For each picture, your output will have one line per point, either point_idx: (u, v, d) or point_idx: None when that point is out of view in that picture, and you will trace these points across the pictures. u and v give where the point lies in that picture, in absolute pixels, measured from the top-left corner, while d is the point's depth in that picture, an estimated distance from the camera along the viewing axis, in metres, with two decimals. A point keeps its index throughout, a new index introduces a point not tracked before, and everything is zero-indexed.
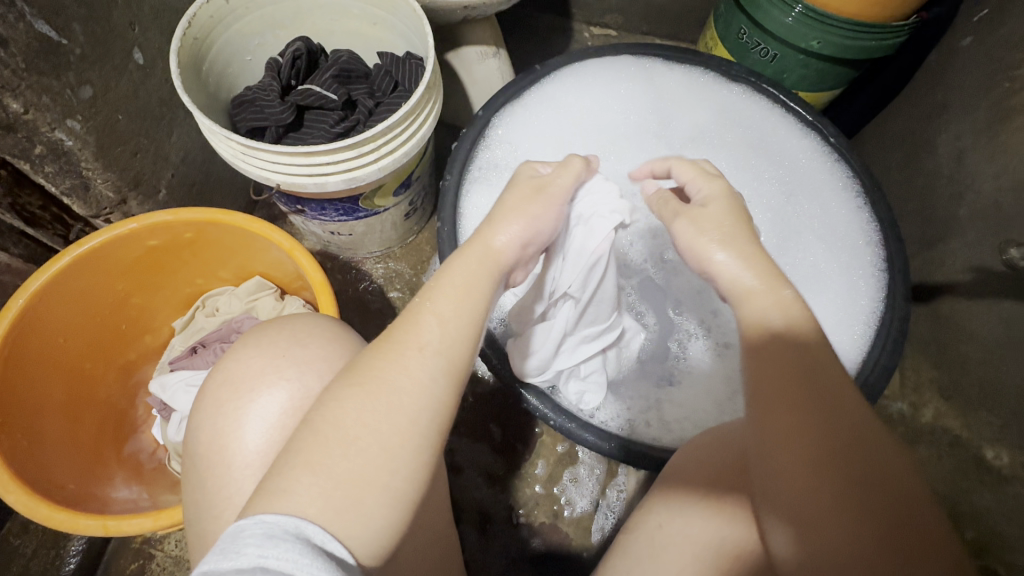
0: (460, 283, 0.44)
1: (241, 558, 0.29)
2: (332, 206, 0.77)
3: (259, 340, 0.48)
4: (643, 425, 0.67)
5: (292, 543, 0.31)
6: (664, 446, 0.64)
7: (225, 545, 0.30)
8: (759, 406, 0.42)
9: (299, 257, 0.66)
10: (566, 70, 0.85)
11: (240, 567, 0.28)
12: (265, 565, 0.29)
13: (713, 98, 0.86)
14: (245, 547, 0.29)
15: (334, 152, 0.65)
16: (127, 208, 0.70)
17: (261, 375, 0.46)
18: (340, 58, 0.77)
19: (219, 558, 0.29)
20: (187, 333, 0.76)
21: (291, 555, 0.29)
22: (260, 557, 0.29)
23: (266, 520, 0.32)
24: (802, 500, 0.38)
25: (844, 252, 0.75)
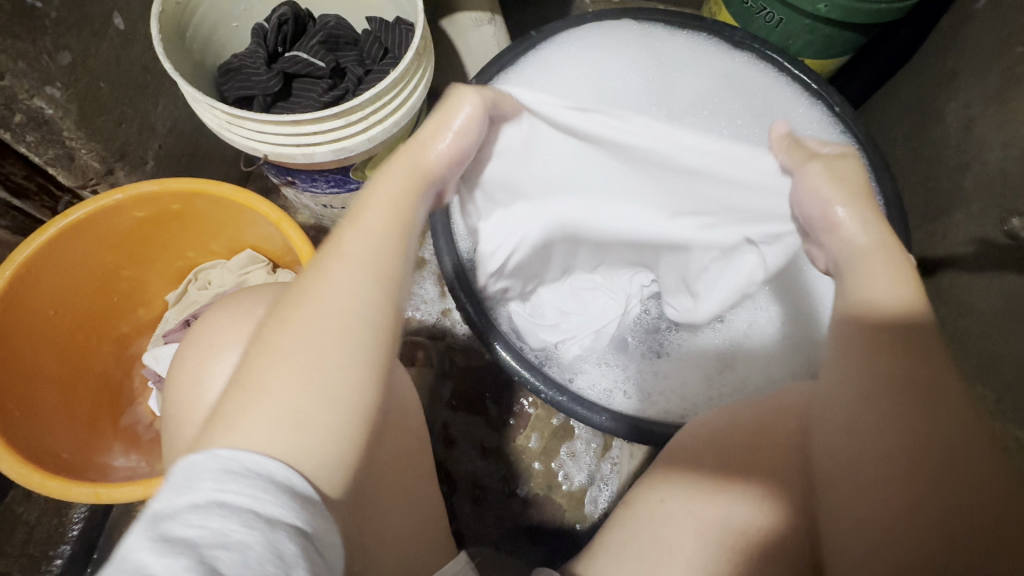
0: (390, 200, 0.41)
1: (195, 493, 0.30)
2: (323, 178, 0.76)
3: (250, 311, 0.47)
4: (628, 396, 0.68)
5: (250, 478, 0.31)
6: (651, 418, 0.64)
7: (177, 480, 0.30)
8: (844, 360, 0.42)
9: (287, 228, 0.64)
10: (563, 36, 0.84)
11: (194, 502, 0.29)
12: (222, 497, 0.30)
13: (714, 66, 0.84)
14: (200, 482, 0.30)
15: (321, 121, 0.64)
16: (115, 179, 0.69)
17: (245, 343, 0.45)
18: (328, 23, 0.74)
19: (171, 494, 0.30)
20: (180, 307, 0.76)
21: (246, 490, 0.31)
22: (217, 491, 0.30)
23: (223, 456, 0.32)
24: (851, 459, 0.40)
25: None
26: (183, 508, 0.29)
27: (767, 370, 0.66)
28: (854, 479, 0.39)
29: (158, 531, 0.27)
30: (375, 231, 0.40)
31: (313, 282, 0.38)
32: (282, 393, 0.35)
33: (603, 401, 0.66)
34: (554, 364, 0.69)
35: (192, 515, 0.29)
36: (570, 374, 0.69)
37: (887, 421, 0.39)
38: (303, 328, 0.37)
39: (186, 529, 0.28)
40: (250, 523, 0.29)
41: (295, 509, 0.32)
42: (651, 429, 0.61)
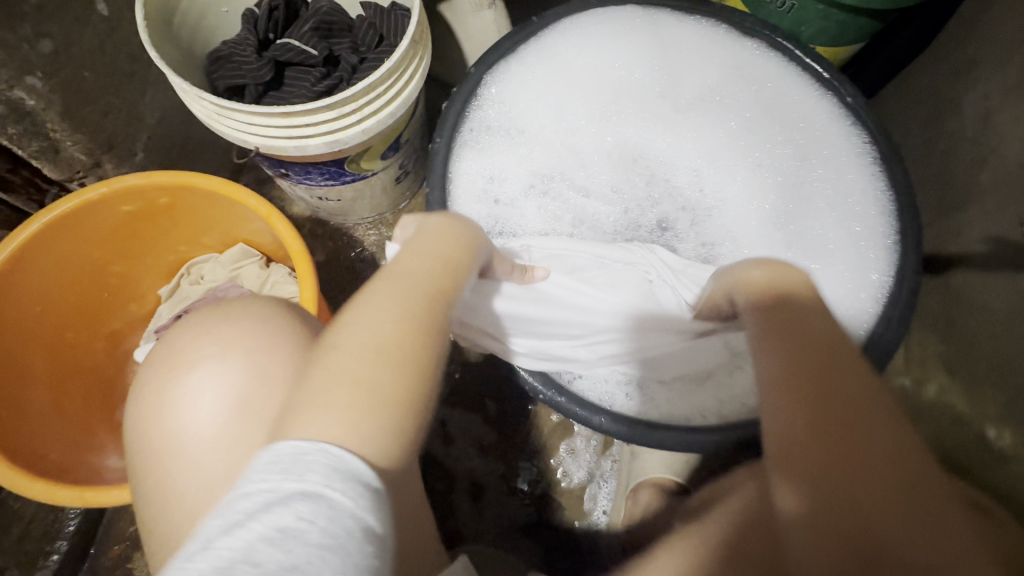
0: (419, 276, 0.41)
1: (304, 482, 0.31)
2: (317, 170, 0.74)
3: (225, 321, 0.47)
4: (629, 398, 0.66)
5: (355, 480, 0.32)
6: (650, 420, 0.64)
7: (287, 464, 0.32)
8: (771, 351, 0.41)
9: (277, 224, 0.62)
10: (564, 22, 0.80)
11: (305, 491, 0.31)
12: (327, 496, 0.31)
13: (723, 54, 0.80)
14: (310, 473, 0.31)
15: (312, 113, 0.61)
16: (103, 171, 0.68)
17: (224, 354, 0.45)
18: (320, 9, 0.72)
19: (280, 478, 0.31)
20: (171, 302, 0.75)
21: (351, 494, 0.32)
22: (326, 486, 0.31)
23: (331, 450, 0.33)
24: (799, 454, 0.37)
25: (855, 192, 0.73)
26: (294, 496, 0.30)
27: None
28: (796, 473, 0.37)
29: (265, 521, 0.29)
30: (420, 278, 0.41)
31: (343, 344, 0.36)
32: (345, 418, 0.34)
33: (603, 403, 0.66)
34: None
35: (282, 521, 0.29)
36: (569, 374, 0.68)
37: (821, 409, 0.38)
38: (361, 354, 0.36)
39: (275, 531, 0.29)
40: (350, 530, 0.30)
41: (385, 518, 0.33)
42: (656, 431, 0.61)
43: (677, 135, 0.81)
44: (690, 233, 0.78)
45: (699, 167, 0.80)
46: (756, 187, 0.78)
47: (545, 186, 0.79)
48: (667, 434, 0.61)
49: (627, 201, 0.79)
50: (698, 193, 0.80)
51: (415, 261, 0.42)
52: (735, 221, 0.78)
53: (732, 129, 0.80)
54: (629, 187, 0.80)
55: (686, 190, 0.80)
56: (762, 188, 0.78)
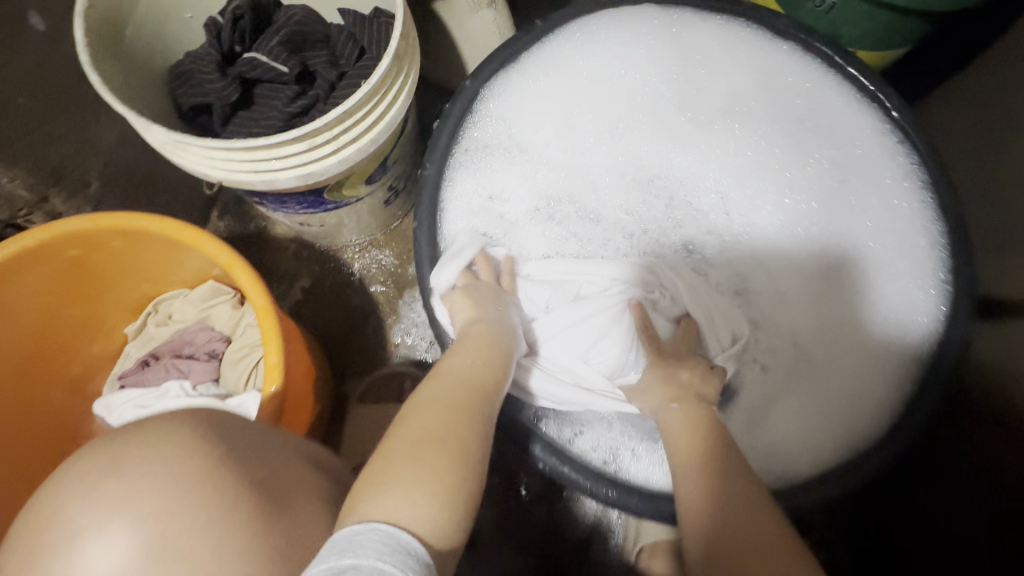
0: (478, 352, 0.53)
1: (359, 555, 0.34)
2: (293, 199, 0.65)
3: (122, 469, 0.36)
4: (637, 458, 0.60)
5: (404, 554, 0.35)
6: (660, 490, 0.57)
7: (342, 544, 0.35)
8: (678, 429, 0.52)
9: (238, 272, 0.54)
10: (574, 25, 0.71)
11: (361, 564, 0.33)
12: (384, 566, 0.34)
13: (752, 58, 0.70)
14: (364, 547, 0.35)
15: (279, 145, 0.53)
16: (51, 207, 0.59)
17: (107, 522, 0.35)
18: (292, 16, 0.63)
19: (338, 554, 0.34)
20: (140, 342, 0.68)
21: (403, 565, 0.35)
22: (379, 559, 0.34)
23: (381, 528, 0.37)
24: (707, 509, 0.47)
25: (903, 220, 0.63)
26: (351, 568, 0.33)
27: (792, 437, 0.60)
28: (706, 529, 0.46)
29: None
30: (480, 369, 0.51)
31: (418, 422, 0.45)
32: (405, 498, 0.40)
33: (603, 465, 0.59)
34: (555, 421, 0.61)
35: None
36: (574, 431, 0.61)
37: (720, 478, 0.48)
38: (426, 436, 0.44)
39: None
40: None
41: None
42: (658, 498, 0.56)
43: (693, 153, 0.70)
44: (717, 266, 0.67)
45: (723, 191, 0.69)
46: (792, 215, 0.67)
47: (551, 210, 0.69)
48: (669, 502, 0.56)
49: (642, 225, 0.68)
50: (723, 219, 0.69)
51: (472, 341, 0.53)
52: (772, 254, 0.67)
53: (759, 149, 0.69)
54: (640, 212, 0.69)
55: (711, 218, 0.69)
56: (800, 214, 0.67)
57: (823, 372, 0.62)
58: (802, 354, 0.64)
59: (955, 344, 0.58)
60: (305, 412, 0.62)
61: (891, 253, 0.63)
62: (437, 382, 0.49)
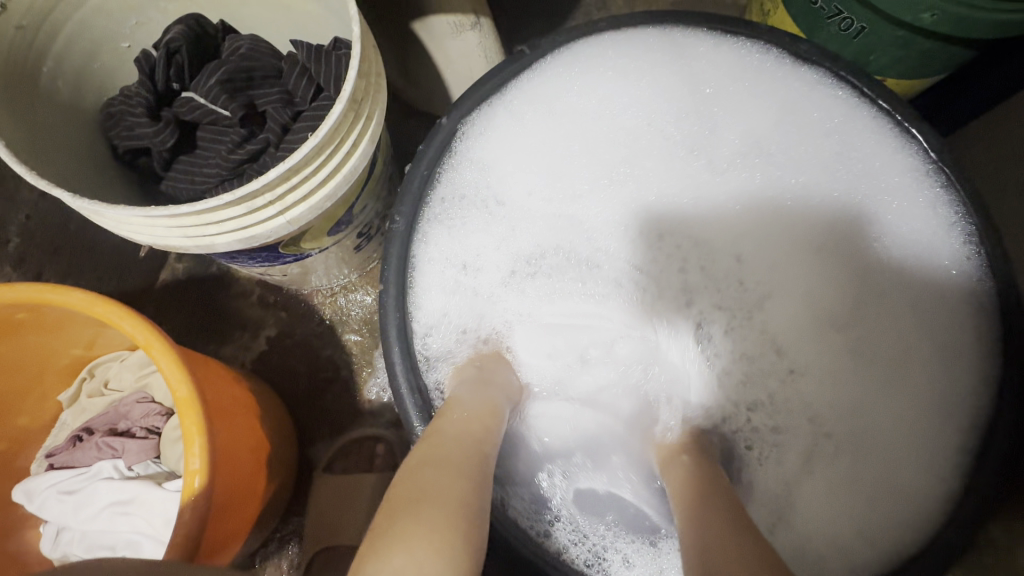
0: (469, 410, 0.47)
1: None
2: (245, 255, 0.57)
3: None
4: (628, 564, 0.50)
5: None
6: None
7: None
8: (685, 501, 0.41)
9: (160, 358, 0.46)
10: (566, 51, 0.60)
11: None
12: None
13: (775, 92, 0.58)
14: None
15: (209, 210, 0.45)
16: None
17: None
18: (239, 49, 0.55)
19: None
20: (75, 410, 0.61)
21: None
22: None
23: None
24: None
25: (941, 287, 0.51)
26: None
27: (831, 532, 0.49)
28: None
29: None
30: (472, 423, 0.45)
31: (423, 474, 0.38)
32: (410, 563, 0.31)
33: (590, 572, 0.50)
34: (534, 511, 0.52)
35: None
36: (550, 525, 0.51)
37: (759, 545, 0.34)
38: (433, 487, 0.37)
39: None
40: None
41: None
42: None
43: (698, 201, 0.57)
44: (727, 342, 0.54)
45: (743, 252, 0.56)
46: (825, 281, 0.54)
47: (535, 267, 0.57)
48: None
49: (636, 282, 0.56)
50: (738, 283, 0.55)
51: (464, 405, 0.47)
52: (789, 326, 0.54)
53: (782, 202, 0.56)
54: (636, 280, 0.56)
55: (715, 285, 0.55)
56: (834, 283, 0.54)
57: (864, 464, 0.50)
58: (833, 445, 0.51)
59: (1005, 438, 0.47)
60: (231, 535, 0.52)
61: (939, 322, 0.51)
62: (434, 439, 0.43)
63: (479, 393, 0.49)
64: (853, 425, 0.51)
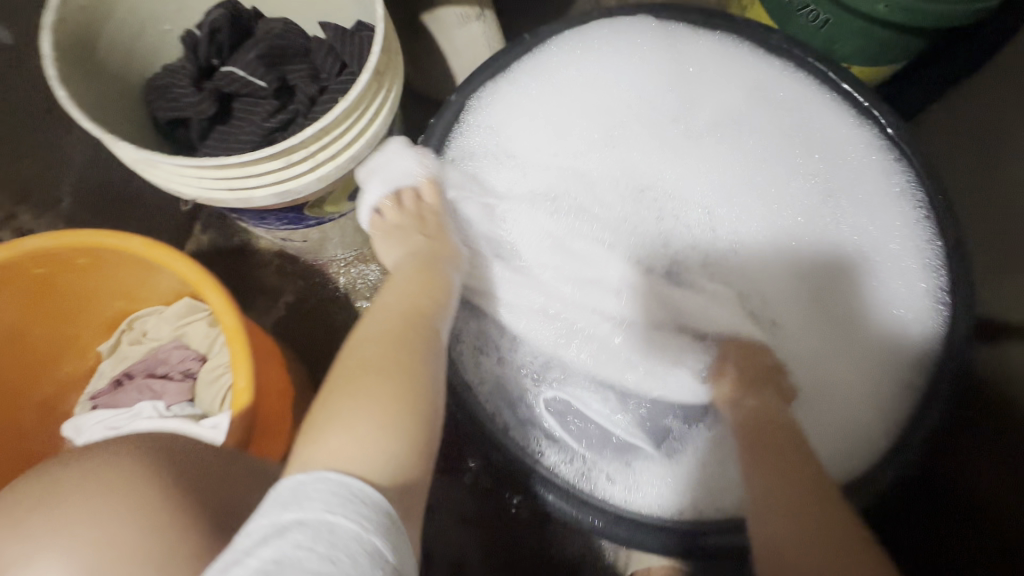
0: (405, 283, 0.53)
1: (307, 508, 0.33)
2: (274, 216, 0.63)
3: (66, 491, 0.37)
4: (611, 480, 0.55)
5: (356, 504, 0.34)
6: (643, 516, 0.53)
7: (291, 496, 0.34)
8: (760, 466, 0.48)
9: (210, 293, 0.52)
10: (566, 36, 0.67)
11: (306, 518, 0.33)
12: (329, 518, 0.33)
13: (741, 74, 0.66)
14: (312, 500, 0.34)
15: (253, 162, 0.51)
16: (21, 225, 0.58)
17: (39, 555, 0.36)
18: (272, 30, 0.62)
19: (285, 506, 0.33)
20: (114, 360, 0.66)
21: (354, 516, 0.34)
22: (326, 511, 0.33)
23: (330, 478, 0.35)
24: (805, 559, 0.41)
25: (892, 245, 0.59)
26: (294, 523, 0.33)
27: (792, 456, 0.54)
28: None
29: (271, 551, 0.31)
30: (411, 299, 0.51)
31: (358, 350, 0.46)
32: (352, 437, 0.39)
33: (582, 486, 0.54)
34: (528, 438, 0.56)
35: (300, 533, 0.32)
36: (540, 447, 0.56)
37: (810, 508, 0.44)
38: (375, 373, 0.44)
39: (294, 551, 0.31)
40: (357, 553, 0.32)
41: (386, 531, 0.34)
42: (648, 526, 0.51)
43: (685, 171, 0.65)
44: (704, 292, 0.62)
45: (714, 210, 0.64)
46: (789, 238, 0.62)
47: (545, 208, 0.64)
48: (654, 534, 0.51)
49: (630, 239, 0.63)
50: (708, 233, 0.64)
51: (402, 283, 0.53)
52: (762, 275, 0.61)
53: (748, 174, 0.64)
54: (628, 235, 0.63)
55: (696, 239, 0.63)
56: (794, 239, 0.62)
57: (825, 395, 0.57)
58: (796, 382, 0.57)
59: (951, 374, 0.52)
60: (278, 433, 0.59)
61: (888, 273, 0.58)
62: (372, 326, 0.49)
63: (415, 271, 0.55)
64: (814, 357, 0.58)
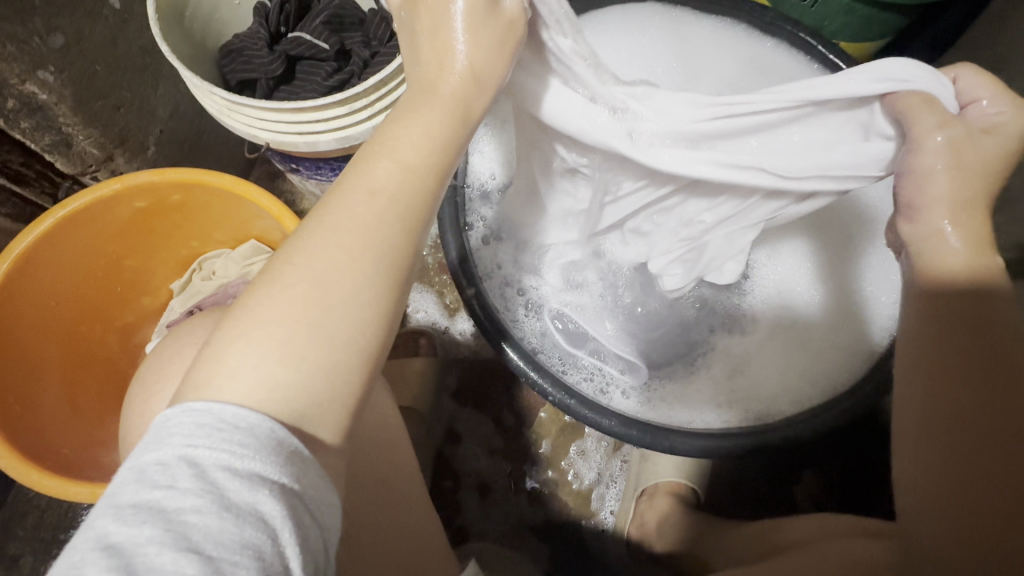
0: (409, 139, 0.36)
1: (166, 449, 0.29)
2: (328, 165, 0.72)
3: (226, 316, 0.51)
4: (627, 396, 0.64)
5: (227, 432, 0.30)
6: (654, 421, 0.61)
7: (155, 435, 0.30)
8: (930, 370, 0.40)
9: (288, 224, 0.62)
10: (585, 17, 0.75)
11: (165, 460, 0.29)
12: (191, 455, 0.29)
13: (737, 49, 0.76)
14: (171, 438, 0.29)
15: (323, 108, 0.60)
16: (115, 166, 0.67)
17: (207, 367, 0.48)
18: (332, 4, 0.71)
19: (147, 449, 0.29)
20: (184, 296, 0.74)
21: (222, 449, 0.29)
22: (188, 447, 0.29)
23: (197, 409, 0.30)
24: (939, 494, 0.38)
25: None
26: (154, 466, 0.29)
27: (777, 379, 0.63)
28: (933, 526, 0.37)
29: (130, 500, 0.28)
30: (395, 178, 0.35)
31: (317, 235, 0.34)
32: (271, 348, 0.32)
33: (599, 399, 0.63)
34: (557, 360, 0.65)
35: (160, 475, 0.28)
36: (562, 366, 0.64)
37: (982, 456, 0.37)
38: (304, 285, 0.33)
39: (152, 494, 0.28)
40: (221, 489, 0.28)
41: (282, 465, 0.30)
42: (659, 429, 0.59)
43: None
44: None
45: None
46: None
47: None
48: (668, 435, 0.58)
49: None
50: None
51: (402, 141, 0.36)
52: None
53: None
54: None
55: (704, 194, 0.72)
56: None
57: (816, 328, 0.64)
58: (788, 317, 0.66)
59: None
60: None
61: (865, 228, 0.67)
62: (335, 208, 0.34)
63: (431, 118, 0.36)
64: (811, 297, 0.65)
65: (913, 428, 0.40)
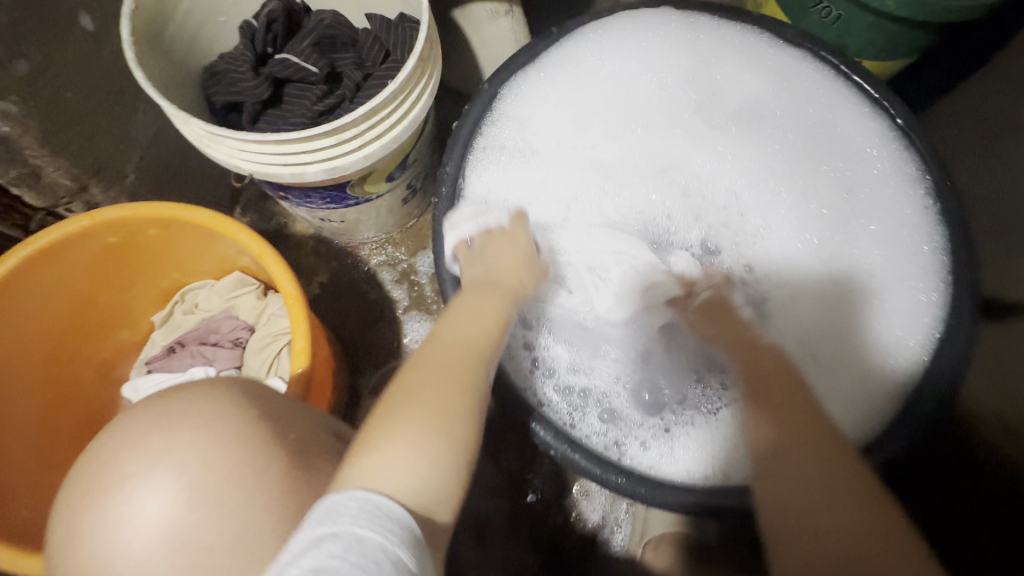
0: (477, 311, 0.52)
1: (337, 524, 0.35)
2: (317, 193, 0.68)
3: (165, 426, 0.41)
4: (639, 448, 0.57)
5: (383, 519, 0.36)
6: (666, 478, 0.55)
7: (325, 514, 0.36)
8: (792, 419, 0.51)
9: (269, 262, 0.57)
10: (591, 31, 0.70)
11: (336, 532, 0.34)
12: (360, 534, 0.34)
13: (759, 66, 0.69)
14: (343, 515, 0.35)
15: (310, 139, 0.56)
16: (90, 197, 0.62)
17: (153, 470, 0.40)
18: (322, 22, 0.66)
19: (320, 523, 0.35)
20: (165, 330, 0.71)
21: (383, 532, 0.35)
22: (356, 526, 0.35)
23: (359, 496, 0.36)
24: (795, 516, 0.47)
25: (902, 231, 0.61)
26: (326, 538, 0.34)
27: None
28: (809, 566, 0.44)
29: (309, 565, 0.32)
30: (471, 337, 0.50)
31: (420, 372, 0.46)
32: (397, 460, 0.40)
33: (610, 454, 0.57)
34: (565, 409, 0.59)
35: (334, 546, 0.33)
36: (570, 416, 0.58)
37: (809, 480, 0.47)
38: (415, 419, 0.42)
39: (329, 562, 0.33)
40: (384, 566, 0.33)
41: (419, 552, 0.36)
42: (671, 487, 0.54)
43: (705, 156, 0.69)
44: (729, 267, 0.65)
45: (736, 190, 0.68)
46: (798, 228, 0.65)
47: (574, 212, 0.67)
48: (676, 491, 0.53)
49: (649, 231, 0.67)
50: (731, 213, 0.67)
51: (473, 313, 0.52)
52: (779, 257, 0.65)
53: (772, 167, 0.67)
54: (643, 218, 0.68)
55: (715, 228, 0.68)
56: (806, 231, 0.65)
57: (841, 372, 0.59)
58: (813, 360, 0.60)
59: (961, 344, 0.55)
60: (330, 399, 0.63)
61: (894, 261, 0.61)
62: (434, 346, 0.49)
63: (493, 301, 0.54)
64: (834, 338, 0.60)
65: (769, 457, 0.50)
